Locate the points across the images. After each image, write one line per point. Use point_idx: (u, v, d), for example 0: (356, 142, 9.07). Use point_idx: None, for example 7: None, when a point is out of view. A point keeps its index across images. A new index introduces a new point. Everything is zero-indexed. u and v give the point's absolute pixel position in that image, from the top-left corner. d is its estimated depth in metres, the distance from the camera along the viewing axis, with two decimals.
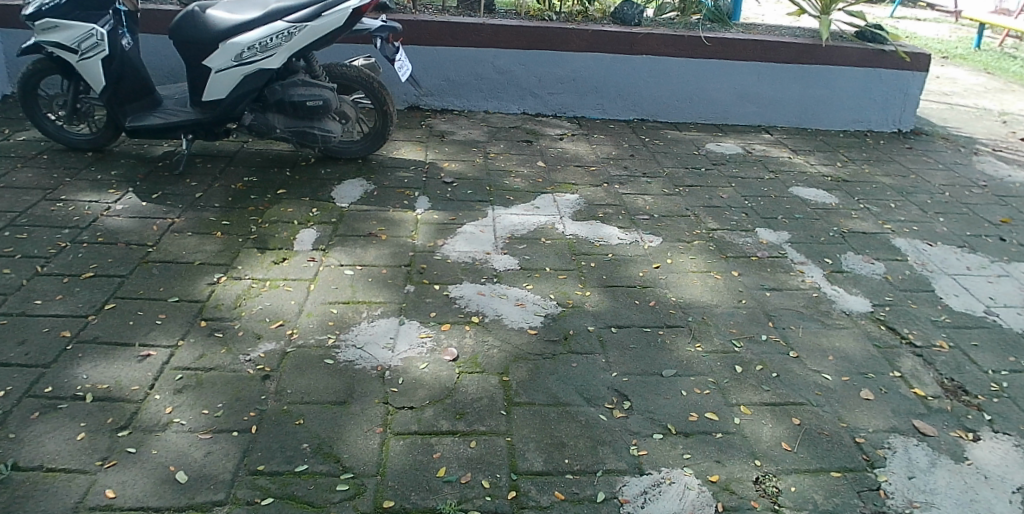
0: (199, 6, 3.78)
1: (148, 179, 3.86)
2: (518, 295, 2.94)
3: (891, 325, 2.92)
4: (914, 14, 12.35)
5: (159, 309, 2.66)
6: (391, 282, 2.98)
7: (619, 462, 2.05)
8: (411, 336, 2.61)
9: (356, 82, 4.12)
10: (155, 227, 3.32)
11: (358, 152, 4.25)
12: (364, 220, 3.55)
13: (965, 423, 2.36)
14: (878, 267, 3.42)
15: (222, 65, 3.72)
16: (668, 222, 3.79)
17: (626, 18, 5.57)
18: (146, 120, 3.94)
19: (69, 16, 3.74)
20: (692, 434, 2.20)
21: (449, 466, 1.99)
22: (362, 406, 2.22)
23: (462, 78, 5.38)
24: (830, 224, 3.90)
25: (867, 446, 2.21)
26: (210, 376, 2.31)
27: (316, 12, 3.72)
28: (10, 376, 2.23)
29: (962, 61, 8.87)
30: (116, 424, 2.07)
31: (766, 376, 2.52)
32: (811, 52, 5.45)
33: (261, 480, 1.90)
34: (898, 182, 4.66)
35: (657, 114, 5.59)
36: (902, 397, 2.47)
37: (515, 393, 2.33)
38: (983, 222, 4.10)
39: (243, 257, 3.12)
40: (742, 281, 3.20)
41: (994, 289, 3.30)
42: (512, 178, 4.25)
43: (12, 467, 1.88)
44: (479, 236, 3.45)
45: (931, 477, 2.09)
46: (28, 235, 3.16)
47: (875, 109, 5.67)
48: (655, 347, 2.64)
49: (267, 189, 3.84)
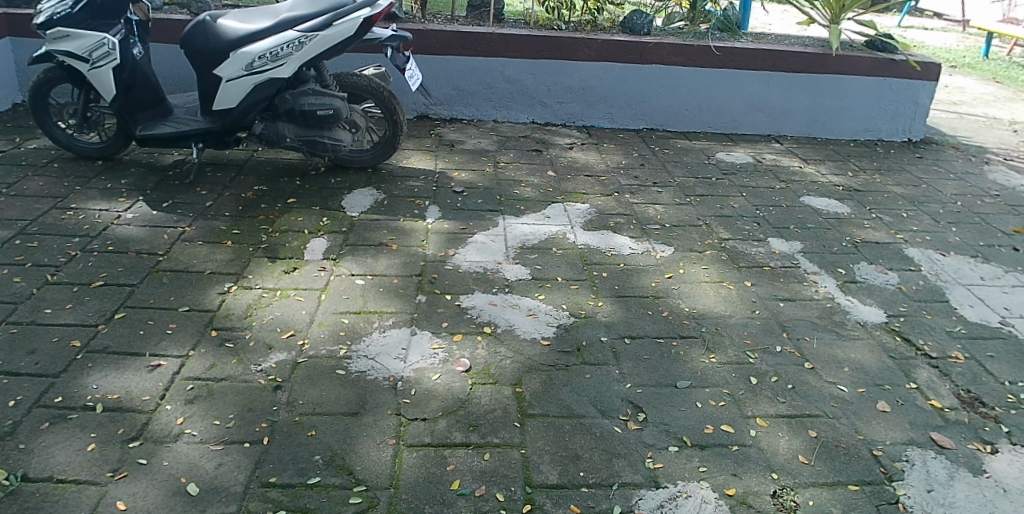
0: (210, 16, 3.79)
1: (158, 188, 3.85)
2: (530, 305, 2.92)
3: (906, 336, 2.89)
4: (921, 23, 12.37)
5: (170, 319, 2.65)
6: (402, 293, 2.97)
7: (635, 474, 2.03)
8: (423, 347, 2.59)
9: (366, 91, 4.12)
10: (166, 236, 3.32)
11: (368, 161, 4.24)
12: (374, 230, 3.54)
13: (983, 436, 2.32)
14: (892, 278, 3.40)
15: (233, 74, 3.72)
16: (679, 233, 3.77)
17: (635, 28, 5.61)
18: (157, 129, 3.95)
19: (81, 26, 3.75)
20: (707, 447, 2.17)
21: (463, 479, 1.96)
22: (374, 417, 2.20)
23: (471, 88, 5.39)
24: (842, 234, 3.87)
25: (885, 458, 2.18)
26: (221, 387, 2.29)
27: (327, 22, 3.73)
28: (20, 386, 2.22)
29: (970, 70, 8.88)
30: (127, 435, 2.05)
31: (782, 388, 2.50)
32: (822, 62, 5.45)
33: (273, 493, 1.88)
34: (909, 192, 4.63)
35: (666, 123, 5.58)
36: (919, 409, 2.44)
37: (528, 405, 2.31)
38: (997, 232, 4.07)
39: (253, 266, 3.11)
40: (755, 291, 3.18)
41: (1009, 299, 3.27)
42: (522, 187, 4.24)
43: (22, 478, 1.86)
44: (490, 246, 3.44)
45: (950, 491, 2.06)
46: (38, 244, 3.15)
47: (884, 118, 5.66)
48: (669, 359, 2.62)
49: (276, 198, 3.84)
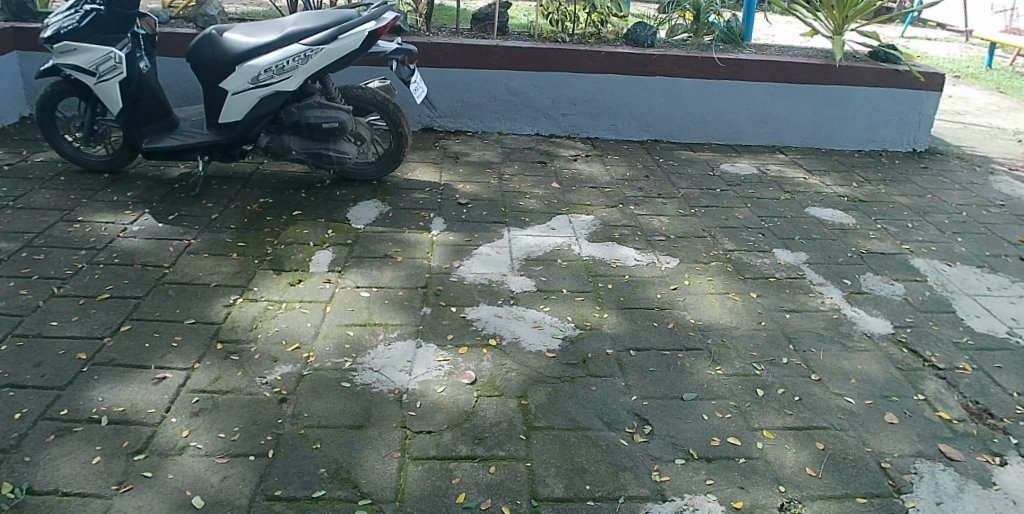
0: (216, 29, 3.81)
1: (164, 200, 3.87)
2: (536, 317, 2.92)
3: (914, 348, 2.87)
4: (924, 33, 12.39)
5: (175, 331, 2.66)
6: (408, 305, 2.97)
7: (641, 487, 2.02)
8: (429, 359, 2.59)
9: (372, 104, 4.13)
10: (171, 249, 3.33)
11: (373, 174, 4.26)
12: (380, 242, 3.55)
13: (992, 447, 2.30)
14: (898, 288, 3.39)
15: (239, 87, 3.74)
16: (684, 244, 3.76)
17: (639, 40, 5.62)
18: (163, 142, 3.97)
19: (87, 40, 3.79)
20: (714, 459, 2.16)
21: (468, 492, 1.95)
22: (379, 430, 2.20)
23: (475, 100, 5.41)
24: (848, 245, 3.86)
25: (893, 471, 2.16)
26: (226, 399, 2.29)
27: (332, 35, 3.76)
28: (27, 398, 2.22)
29: (974, 80, 8.88)
30: (132, 447, 2.05)
31: (788, 400, 2.49)
32: (824, 73, 5.46)
33: (278, 506, 1.87)
34: (915, 202, 4.63)
35: (670, 135, 5.60)
36: (927, 421, 2.42)
37: (534, 417, 2.30)
38: (1003, 242, 4.06)
39: (259, 278, 3.12)
40: (761, 303, 3.17)
41: (1016, 309, 3.26)
42: (527, 199, 4.25)
43: (27, 491, 1.86)
44: (495, 258, 3.44)
45: (960, 503, 2.04)
46: (45, 257, 3.16)
47: (888, 129, 5.66)
48: (675, 371, 2.61)
49: (282, 210, 3.85)
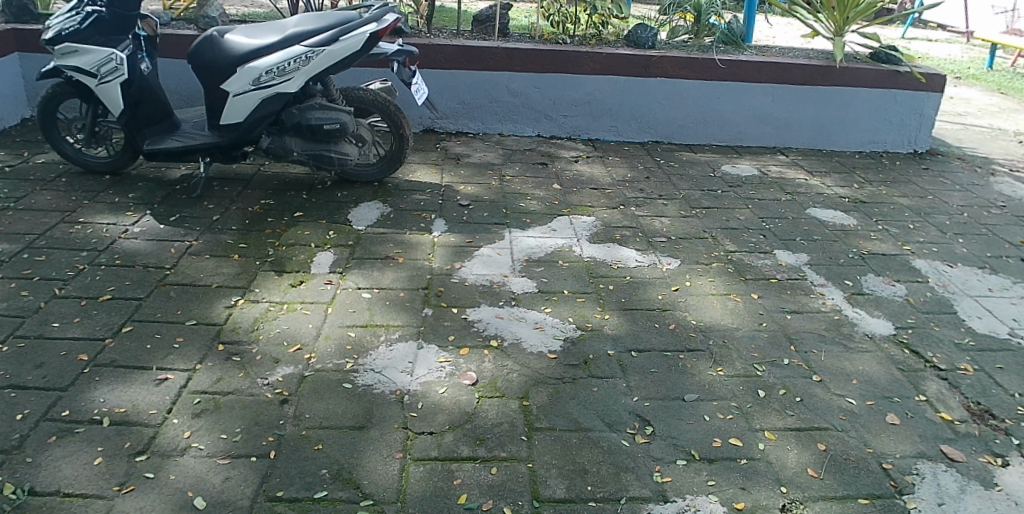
0: (217, 31, 3.82)
1: (166, 202, 3.88)
2: (537, 318, 2.93)
3: (915, 349, 2.87)
4: (925, 34, 12.39)
5: (177, 332, 2.66)
6: (409, 306, 2.97)
7: (643, 488, 2.02)
8: (430, 361, 2.59)
9: (373, 106, 4.13)
10: (173, 250, 3.33)
11: (374, 176, 4.27)
12: (381, 243, 3.55)
13: (993, 448, 2.30)
14: (899, 290, 3.39)
15: (240, 89, 3.75)
16: (685, 245, 3.77)
17: (640, 41, 5.62)
18: (164, 144, 3.98)
19: (88, 41, 3.80)
20: (715, 460, 2.16)
21: (470, 493, 1.95)
22: (381, 431, 2.20)
23: (476, 101, 5.42)
24: (849, 246, 3.86)
25: (895, 472, 2.16)
26: (228, 400, 2.30)
27: (333, 37, 3.76)
28: (28, 399, 2.23)
29: (975, 81, 8.87)
30: (134, 448, 2.05)
31: (790, 401, 2.48)
32: (824, 74, 5.46)
33: (279, 507, 1.87)
34: (916, 203, 4.63)
35: (671, 137, 5.60)
36: (929, 422, 2.42)
37: (536, 418, 2.30)
38: (1004, 243, 4.06)
39: (260, 279, 3.12)
40: (762, 304, 3.17)
41: (1017, 310, 3.26)
42: (528, 200, 4.25)
43: (28, 492, 1.86)
44: (496, 259, 3.44)
45: (961, 504, 2.04)
46: (46, 258, 3.17)
47: (889, 130, 5.66)
48: (676, 372, 2.61)
49: (284, 212, 3.86)
